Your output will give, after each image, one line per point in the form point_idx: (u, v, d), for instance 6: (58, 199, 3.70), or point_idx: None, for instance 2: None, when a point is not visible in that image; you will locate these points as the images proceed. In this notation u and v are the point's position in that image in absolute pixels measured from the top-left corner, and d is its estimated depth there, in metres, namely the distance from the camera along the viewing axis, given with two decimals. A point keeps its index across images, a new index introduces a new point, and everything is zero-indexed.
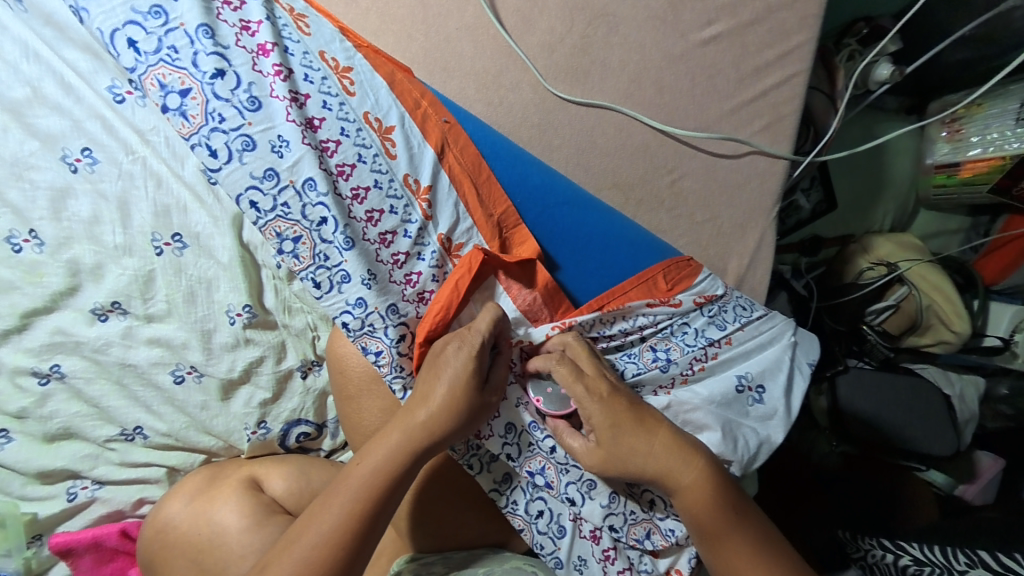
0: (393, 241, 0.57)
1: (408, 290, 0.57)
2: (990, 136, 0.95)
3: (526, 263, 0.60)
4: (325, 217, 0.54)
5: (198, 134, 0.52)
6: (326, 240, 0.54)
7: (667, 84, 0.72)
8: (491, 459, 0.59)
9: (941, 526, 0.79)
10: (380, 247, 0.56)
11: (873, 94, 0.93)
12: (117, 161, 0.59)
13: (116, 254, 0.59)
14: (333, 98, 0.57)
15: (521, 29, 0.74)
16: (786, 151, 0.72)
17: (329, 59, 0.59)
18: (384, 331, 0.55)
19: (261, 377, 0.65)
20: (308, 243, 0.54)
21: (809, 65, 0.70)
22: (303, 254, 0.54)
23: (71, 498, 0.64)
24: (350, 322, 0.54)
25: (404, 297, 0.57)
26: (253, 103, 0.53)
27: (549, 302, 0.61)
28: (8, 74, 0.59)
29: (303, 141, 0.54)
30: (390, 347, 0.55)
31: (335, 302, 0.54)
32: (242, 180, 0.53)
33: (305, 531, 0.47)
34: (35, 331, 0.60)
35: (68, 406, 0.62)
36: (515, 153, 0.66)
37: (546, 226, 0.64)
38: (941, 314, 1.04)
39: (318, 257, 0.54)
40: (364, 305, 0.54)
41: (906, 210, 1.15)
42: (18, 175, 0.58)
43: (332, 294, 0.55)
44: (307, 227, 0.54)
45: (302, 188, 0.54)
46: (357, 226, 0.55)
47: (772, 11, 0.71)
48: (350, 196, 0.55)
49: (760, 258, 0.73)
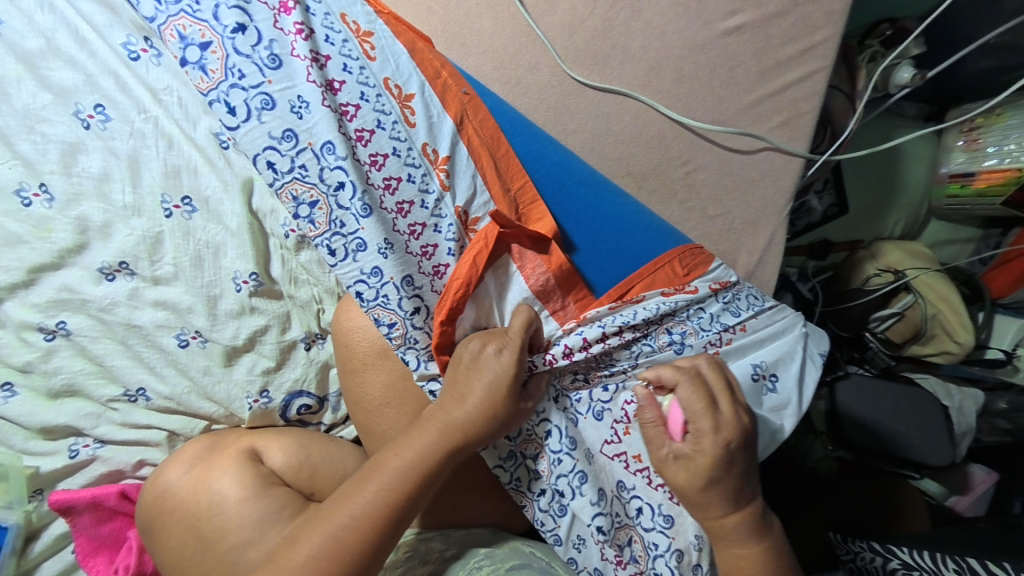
0: (410, 211, 0.56)
1: (426, 263, 0.57)
2: (1007, 147, 0.95)
3: (540, 241, 0.60)
4: (343, 182, 0.54)
5: (217, 90, 0.52)
6: (343, 206, 0.54)
7: (685, 74, 0.72)
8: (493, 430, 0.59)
9: (932, 536, 0.78)
10: (397, 217, 0.56)
11: (891, 98, 0.93)
12: (130, 119, 0.59)
13: (124, 214, 0.59)
14: (354, 61, 0.56)
15: (543, 8, 0.73)
16: (802, 149, 0.71)
17: (350, 23, 0.58)
18: (399, 303, 0.55)
19: (265, 345, 0.65)
20: (324, 209, 0.54)
21: (832, 61, 0.69)
22: (319, 220, 0.54)
23: (73, 456, 0.65)
24: (364, 292, 0.55)
25: (421, 269, 0.57)
26: (274, 61, 0.53)
27: (563, 284, 0.60)
28: (25, 24, 0.59)
29: (322, 104, 0.53)
30: (405, 319, 0.55)
31: (350, 271, 0.55)
32: (260, 140, 0.53)
33: (337, 509, 0.48)
34: (42, 287, 0.60)
35: (73, 363, 0.62)
36: (532, 130, 0.66)
37: (562, 204, 0.64)
38: (946, 324, 1.03)
39: (334, 224, 0.54)
40: (379, 275, 0.55)
41: (918, 219, 1.14)
42: (30, 128, 0.58)
43: (345, 263, 0.55)
44: (324, 191, 0.54)
45: (320, 151, 0.54)
46: (374, 193, 0.55)
47: (798, 5, 0.70)
48: (367, 163, 0.55)
49: (770, 255, 0.73)
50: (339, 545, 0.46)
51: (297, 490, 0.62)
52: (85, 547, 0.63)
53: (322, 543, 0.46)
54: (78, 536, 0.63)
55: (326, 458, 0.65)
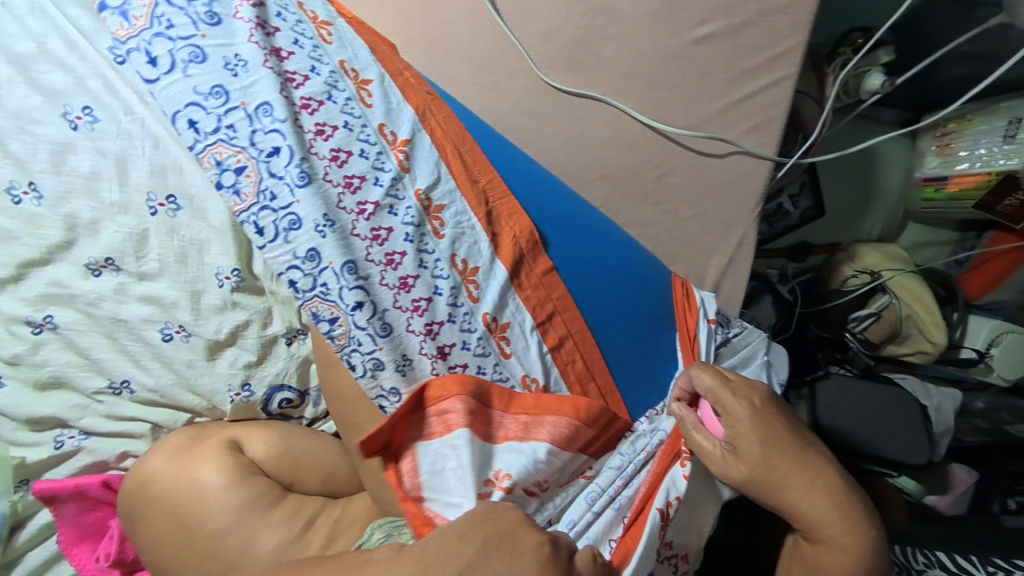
0: (360, 188, 0.58)
1: (371, 249, 0.57)
2: (979, 152, 0.98)
3: (516, 238, 0.64)
4: (277, 147, 0.56)
5: (139, 37, 0.56)
6: (276, 175, 0.55)
7: (657, 80, 0.74)
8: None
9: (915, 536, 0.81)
10: (343, 192, 0.57)
11: (863, 103, 0.95)
12: (117, 120, 0.61)
13: (112, 211, 0.62)
14: (306, 39, 0.61)
15: (519, 17, 0.76)
16: (771, 153, 0.74)
17: (308, 11, 0.63)
18: (340, 296, 0.55)
19: (247, 340, 0.67)
20: (253, 176, 0.55)
21: (798, 69, 0.72)
22: (246, 187, 0.55)
23: (59, 446, 0.66)
24: (300, 281, 0.55)
25: (368, 255, 0.57)
26: (212, 18, 0.58)
27: (539, 280, 0.64)
28: (20, 30, 0.61)
29: (263, 65, 0.57)
30: (346, 315, 0.55)
31: (281, 252, 0.55)
32: (185, 95, 0.55)
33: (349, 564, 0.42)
34: (32, 281, 0.63)
35: (60, 356, 0.64)
36: (500, 137, 0.71)
37: (534, 204, 0.68)
38: (921, 324, 1.05)
39: (263, 194, 0.55)
40: (314, 259, 0.55)
41: (895, 222, 1.16)
42: (22, 128, 0.60)
43: (277, 242, 0.55)
44: (253, 156, 0.56)
45: (254, 112, 0.56)
46: (317, 163, 0.57)
47: (765, 15, 0.73)
48: (312, 131, 0.58)
49: (740, 256, 0.76)
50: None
51: (277, 479, 0.65)
52: (68, 535, 0.65)
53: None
54: (63, 525, 0.65)
55: (306, 449, 0.67)
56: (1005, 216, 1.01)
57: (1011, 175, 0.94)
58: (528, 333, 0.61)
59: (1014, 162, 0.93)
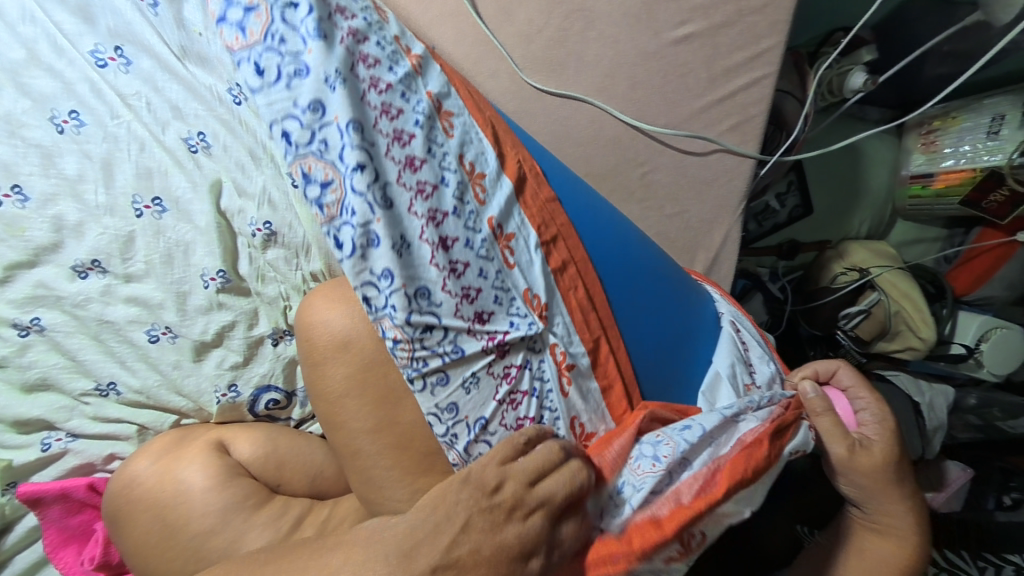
0: (374, 67, 0.55)
1: (381, 120, 0.53)
2: (963, 149, 0.98)
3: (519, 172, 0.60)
4: (297, 6, 0.53)
5: None
6: (291, 24, 0.53)
7: (638, 79, 0.75)
8: (426, 330, 0.51)
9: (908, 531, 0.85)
10: (359, 63, 0.54)
11: (847, 102, 0.96)
12: (104, 124, 0.62)
13: (98, 213, 0.62)
14: None
15: (501, 19, 0.77)
16: (753, 151, 0.75)
17: None
18: (341, 159, 0.50)
19: (233, 340, 0.67)
20: (264, 20, 0.53)
21: (777, 68, 0.73)
22: (256, 30, 0.53)
23: (45, 448, 0.66)
24: (297, 133, 0.51)
25: (377, 123, 0.53)
26: None
27: (544, 215, 0.60)
28: (8, 36, 0.63)
29: None
30: (345, 176, 0.50)
31: (283, 98, 0.51)
32: None
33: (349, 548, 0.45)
34: (18, 284, 0.63)
35: (47, 358, 0.65)
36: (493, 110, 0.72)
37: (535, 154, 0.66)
38: (910, 320, 1.05)
39: (271, 38, 0.53)
40: (316, 112, 0.51)
41: (884, 219, 1.17)
42: (9, 132, 0.61)
43: (277, 87, 0.52)
44: (270, 6, 0.54)
45: None
46: (334, 29, 0.54)
47: (743, 14, 0.74)
48: (334, 7, 0.56)
49: (725, 254, 0.77)
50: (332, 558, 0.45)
51: (263, 481, 0.65)
52: (53, 538, 0.65)
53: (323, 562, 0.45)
54: (48, 528, 0.65)
55: (293, 450, 0.67)
56: (991, 212, 1.01)
57: (995, 172, 0.94)
58: (532, 248, 0.58)
59: (997, 159, 0.93)
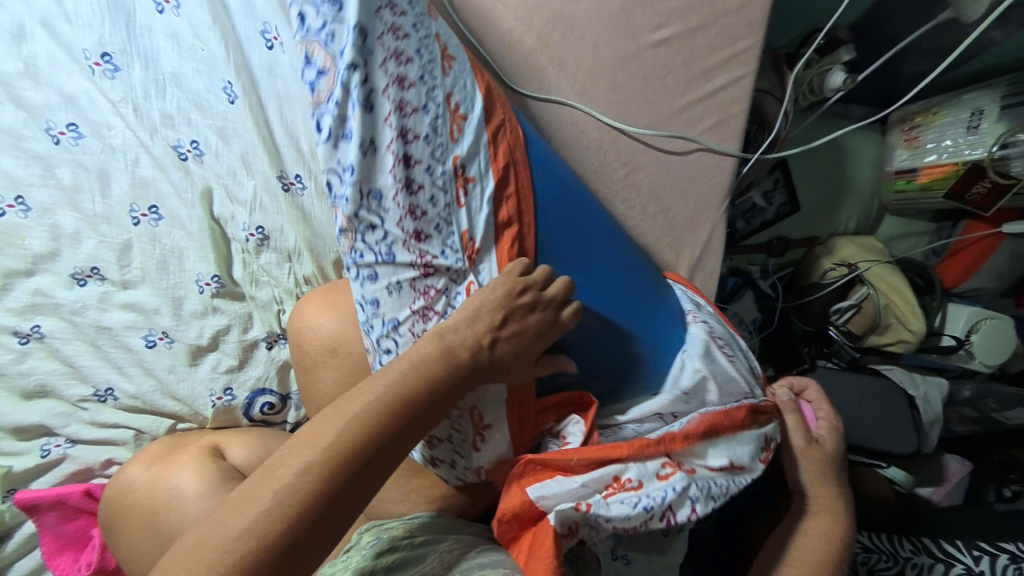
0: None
1: (389, 61, 0.47)
2: (945, 143, 1.00)
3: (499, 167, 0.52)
4: None
5: None
6: None
7: (620, 81, 0.77)
8: (367, 229, 0.48)
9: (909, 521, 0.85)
10: None
11: (828, 101, 0.98)
12: (101, 136, 0.65)
13: (95, 222, 0.64)
14: None
15: (484, 28, 0.78)
16: (733, 148, 0.77)
17: None
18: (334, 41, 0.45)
19: (227, 344, 0.68)
20: None
21: (754, 67, 0.76)
22: None
23: (44, 454, 0.67)
24: (308, 18, 0.45)
25: (380, 9, 0.47)
26: None
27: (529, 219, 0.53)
28: (7, 50, 0.65)
29: None
30: (337, 64, 0.45)
31: (300, 2, 0.47)
32: None
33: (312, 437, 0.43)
34: (17, 292, 0.65)
35: (45, 365, 0.66)
36: None
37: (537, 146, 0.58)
38: (900, 313, 1.06)
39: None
40: (326, 3, 0.46)
41: (871, 214, 1.18)
42: (11, 145, 0.63)
43: (297, 13, 0.48)
44: None
45: None
46: None
47: (718, 17, 0.76)
48: None
49: (711, 250, 0.78)
50: (299, 492, 0.40)
51: None
52: (49, 545, 0.65)
53: (280, 492, 0.40)
54: (44, 535, 0.65)
55: None
56: (975, 204, 1.03)
57: (977, 165, 0.96)
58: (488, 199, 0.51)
59: (979, 152, 0.95)
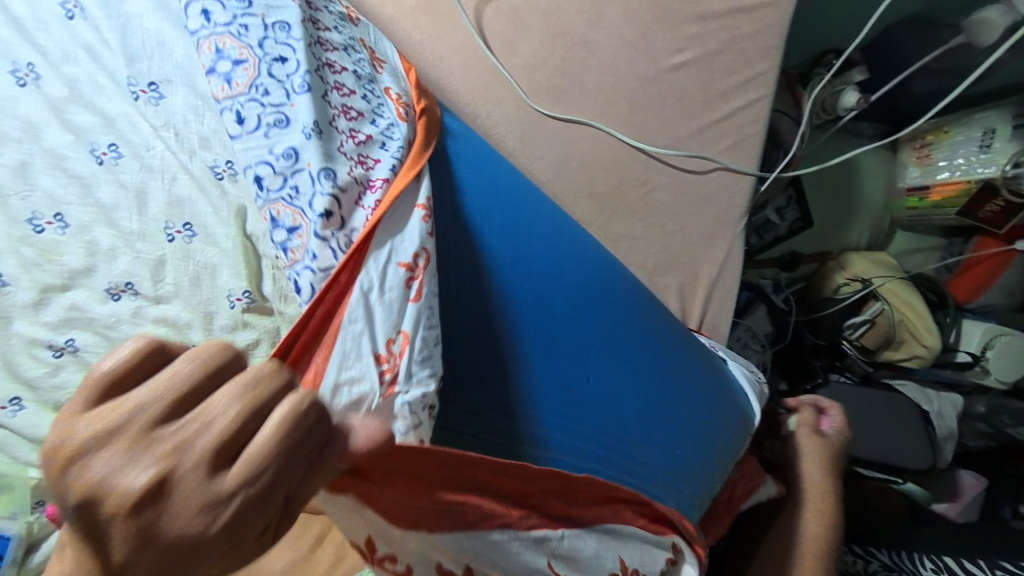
0: (356, 117, 0.55)
1: (356, 167, 0.51)
2: (957, 161, 1.02)
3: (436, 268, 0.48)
4: (282, 55, 0.54)
5: None
6: (276, 77, 0.52)
7: (638, 102, 0.78)
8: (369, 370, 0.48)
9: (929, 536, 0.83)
10: (339, 115, 0.53)
11: (841, 119, 0.99)
12: (139, 156, 0.67)
13: (131, 239, 0.66)
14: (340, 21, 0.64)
15: (506, 51, 0.80)
16: (750, 168, 0.78)
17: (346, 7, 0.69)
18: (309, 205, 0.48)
19: (255, 359, 0.69)
20: (250, 68, 0.53)
21: (771, 90, 0.77)
22: (239, 80, 0.52)
23: None
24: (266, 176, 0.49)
25: (342, 146, 0.52)
26: None
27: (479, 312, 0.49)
28: (54, 76, 0.67)
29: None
30: (311, 223, 0.48)
31: (259, 145, 0.50)
32: None
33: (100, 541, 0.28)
34: (53, 307, 0.66)
35: (78, 378, 0.67)
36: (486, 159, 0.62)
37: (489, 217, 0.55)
38: (913, 328, 1.07)
39: (255, 89, 0.52)
40: (292, 156, 0.50)
41: (883, 229, 1.19)
42: (54, 165, 0.66)
43: (257, 134, 0.51)
44: (257, 55, 0.53)
45: (272, 25, 0.55)
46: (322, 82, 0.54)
47: (735, 41, 0.78)
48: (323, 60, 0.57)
49: (729, 267, 0.78)
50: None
51: None
52: None
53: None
54: None
55: None
56: (987, 221, 1.03)
57: (989, 184, 0.98)
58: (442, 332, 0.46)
59: (990, 171, 0.96)
